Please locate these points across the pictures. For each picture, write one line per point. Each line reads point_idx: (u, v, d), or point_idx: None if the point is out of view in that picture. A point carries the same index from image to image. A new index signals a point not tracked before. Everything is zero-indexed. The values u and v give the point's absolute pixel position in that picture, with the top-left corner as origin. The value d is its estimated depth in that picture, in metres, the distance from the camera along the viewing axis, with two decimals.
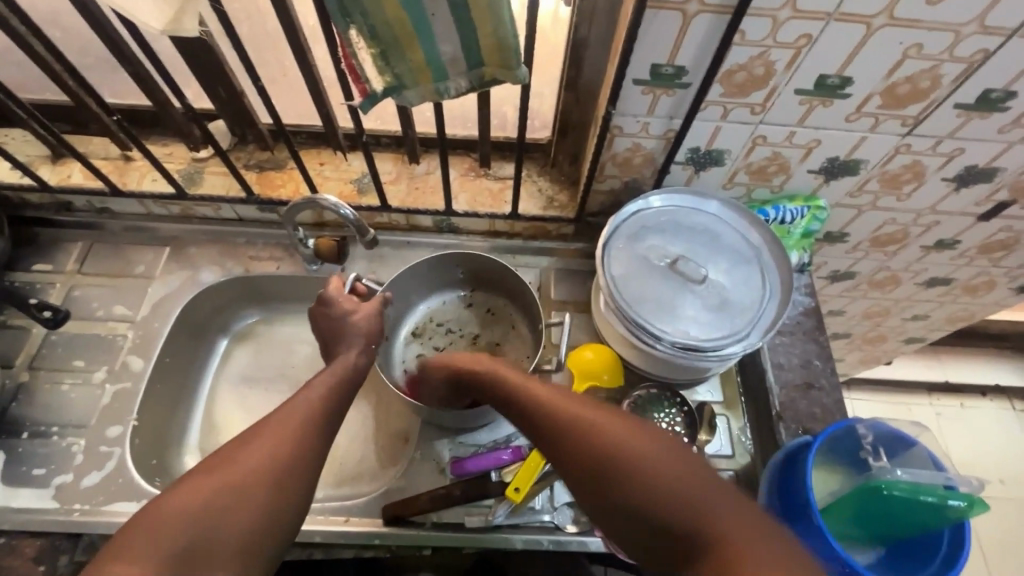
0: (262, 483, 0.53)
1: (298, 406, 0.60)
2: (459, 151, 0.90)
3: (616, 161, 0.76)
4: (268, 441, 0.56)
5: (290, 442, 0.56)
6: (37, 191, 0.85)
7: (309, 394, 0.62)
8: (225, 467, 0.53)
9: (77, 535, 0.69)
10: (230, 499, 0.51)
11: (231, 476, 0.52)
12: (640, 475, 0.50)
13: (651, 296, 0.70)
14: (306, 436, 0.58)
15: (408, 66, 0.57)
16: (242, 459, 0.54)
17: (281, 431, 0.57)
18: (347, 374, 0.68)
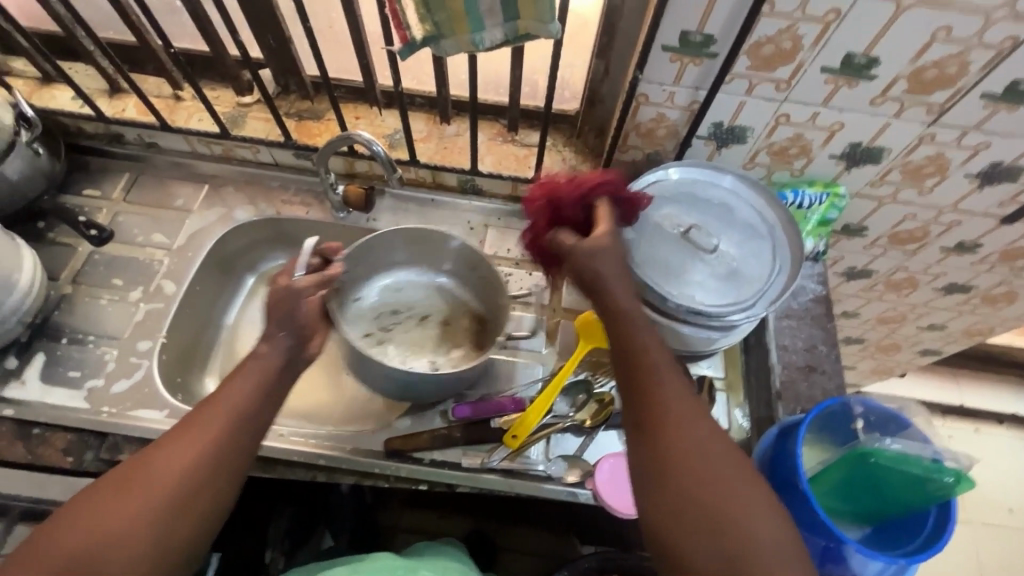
0: (140, 524, 0.49)
1: (214, 412, 0.55)
2: (488, 117, 0.93)
3: (640, 131, 0.78)
4: (167, 467, 0.52)
5: (192, 470, 0.52)
6: (94, 120, 0.92)
7: (223, 405, 0.56)
8: (113, 504, 0.50)
9: (104, 436, 0.74)
10: (108, 548, 0.48)
11: (111, 515, 0.49)
12: (688, 442, 0.51)
13: (662, 260, 0.71)
14: (212, 451, 0.53)
15: (446, 14, 0.60)
16: (136, 496, 0.50)
17: (184, 455, 0.52)
18: (285, 364, 0.61)
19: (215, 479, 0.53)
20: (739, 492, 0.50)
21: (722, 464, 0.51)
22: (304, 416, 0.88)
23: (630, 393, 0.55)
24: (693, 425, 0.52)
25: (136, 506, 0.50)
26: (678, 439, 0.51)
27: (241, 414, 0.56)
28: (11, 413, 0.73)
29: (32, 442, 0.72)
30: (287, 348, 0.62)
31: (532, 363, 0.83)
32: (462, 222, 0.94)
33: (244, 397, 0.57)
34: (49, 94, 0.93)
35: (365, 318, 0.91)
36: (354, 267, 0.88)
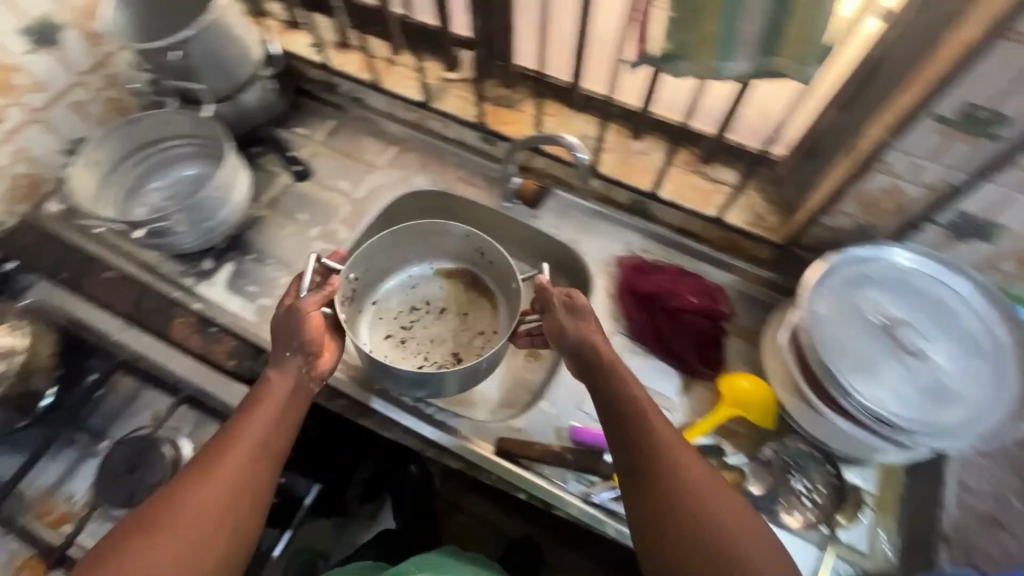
0: (178, 562, 0.51)
1: (243, 445, 0.58)
2: (680, 143, 0.88)
3: (861, 198, 0.69)
4: (204, 503, 0.54)
5: (229, 495, 0.55)
6: (322, 68, 1.02)
7: (253, 434, 0.59)
8: (156, 543, 0.51)
9: (261, 350, 0.82)
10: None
11: (147, 563, 0.50)
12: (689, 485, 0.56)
13: (851, 350, 0.63)
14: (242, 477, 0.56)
15: (696, 36, 0.57)
16: (178, 532, 0.52)
17: (217, 486, 0.55)
18: (296, 385, 0.64)
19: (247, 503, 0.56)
20: (747, 537, 0.54)
21: (726, 520, 0.55)
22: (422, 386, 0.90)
23: (645, 486, 0.58)
24: (689, 465, 0.57)
25: (180, 546, 0.51)
26: (680, 503, 0.55)
27: (263, 436, 0.59)
28: (199, 307, 0.84)
29: (208, 338, 0.82)
30: (297, 372, 0.65)
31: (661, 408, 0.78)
32: (621, 241, 0.91)
33: (262, 428, 0.60)
34: (291, 38, 1.04)
35: (380, 320, 0.93)
36: (367, 271, 0.91)
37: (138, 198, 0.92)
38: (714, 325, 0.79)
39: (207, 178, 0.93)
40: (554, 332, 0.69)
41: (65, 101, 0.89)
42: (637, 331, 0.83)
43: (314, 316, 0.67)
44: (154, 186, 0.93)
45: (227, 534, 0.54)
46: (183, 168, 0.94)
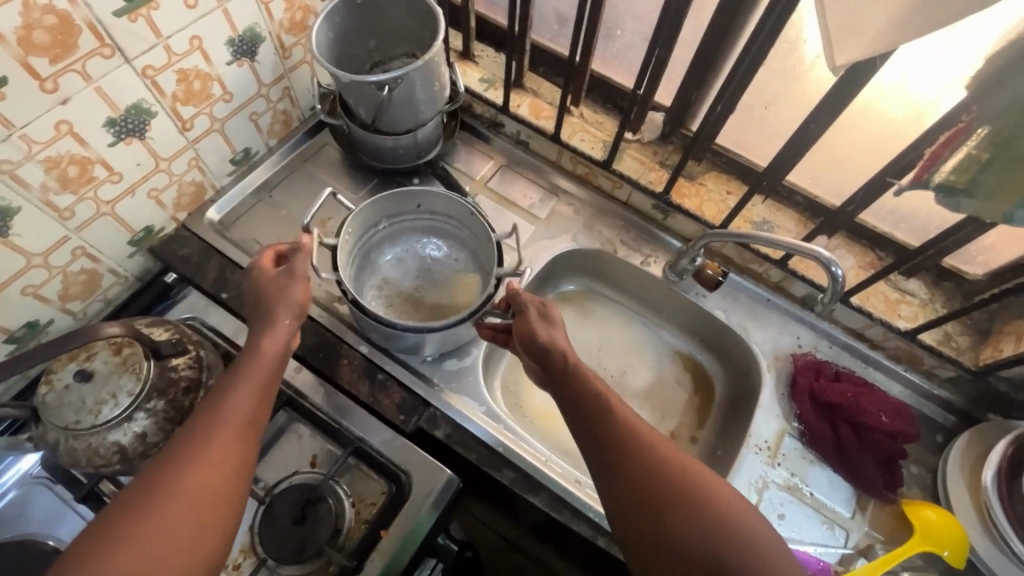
0: (180, 543, 0.46)
1: (235, 412, 0.54)
2: (864, 244, 0.87)
3: None
4: (219, 474, 0.50)
5: (232, 471, 0.52)
6: (492, 106, 0.98)
7: (242, 402, 0.55)
8: (161, 509, 0.47)
9: (428, 406, 0.79)
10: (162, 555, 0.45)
11: (147, 542, 0.45)
12: (650, 445, 0.56)
13: None
14: (234, 439, 0.53)
15: (1002, 182, 0.55)
16: (190, 505, 0.48)
17: (229, 458, 0.52)
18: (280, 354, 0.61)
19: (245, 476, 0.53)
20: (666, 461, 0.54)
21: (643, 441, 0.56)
22: (569, 454, 0.87)
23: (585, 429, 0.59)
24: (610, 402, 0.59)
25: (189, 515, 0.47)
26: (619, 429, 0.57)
27: (260, 407, 0.57)
28: (366, 351, 0.83)
29: (375, 386, 0.79)
30: (287, 334, 0.62)
31: (837, 525, 0.76)
32: (791, 334, 0.89)
33: (258, 388, 0.57)
34: (463, 69, 1.01)
35: (389, 269, 0.90)
36: (397, 224, 0.89)
37: (371, 274, 0.89)
38: (897, 446, 0.77)
39: (456, 269, 0.90)
40: (526, 336, 0.67)
41: (244, 113, 0.86)
42: (812, 437, 0.80)
43: (302, 286, 0.65)
44: (390, 251, 0.91)
45: (224, 507, 0.50)
46: (421, 244, 0.92)
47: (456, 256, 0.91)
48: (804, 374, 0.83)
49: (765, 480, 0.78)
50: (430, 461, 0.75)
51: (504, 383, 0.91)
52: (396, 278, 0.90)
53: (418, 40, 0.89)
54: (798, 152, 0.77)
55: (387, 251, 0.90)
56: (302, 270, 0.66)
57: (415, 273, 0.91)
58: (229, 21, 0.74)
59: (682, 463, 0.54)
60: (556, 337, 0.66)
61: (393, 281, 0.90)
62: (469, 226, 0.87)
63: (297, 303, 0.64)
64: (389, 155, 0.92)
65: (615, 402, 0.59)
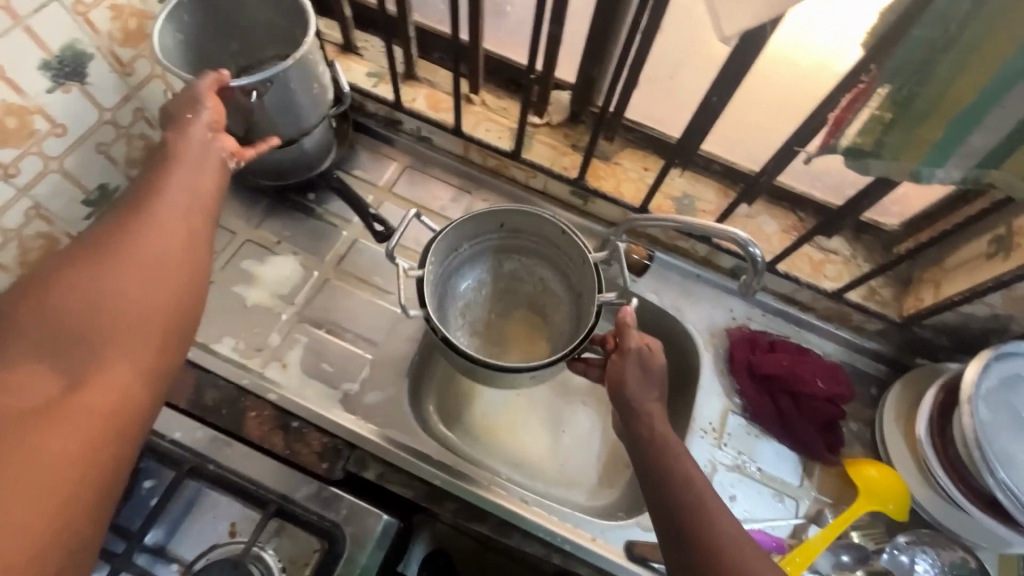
0: (122, 316, 0.44)
1: (169, 197, 0.51)
2: (785, 206, 0.84)
3: (1010, 295, 0.67)
4: (160, 240, 0.48)
5: (177, 247, 0.48)
6: (384, 103, 0.89)
7: (180, 182, 0.53)
8: (95, 277, 0.44)
9: (353, 447, 0.72)
10: (100, 322, 0.43)
11: (85, 304, 0.43)
12: (729, 547, 0.50)
13: (1019, 458, 0.63)
14: (175, 221, 0.50)
15: (907, 139, 0.52)
16: (125, 274, 0.45)
17: (169, 230, 0.49)
18: (205, 147, 0.57)
19: (195, 254, 0.49)
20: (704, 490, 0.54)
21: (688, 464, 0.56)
22: (518, 466, 0.83)
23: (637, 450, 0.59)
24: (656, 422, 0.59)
25: (131, 288, 0.45)
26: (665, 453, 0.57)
27: (201, 193, 0.54)
28: (275, 399, 0.73)
29: (290, 437, 0.71)
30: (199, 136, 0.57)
31: (787, 496, 0.76)
32: (724, 308, 0.86)
33: (195, 183, 0.54)
34: (346, 65, 0.91)
35: (469, 294, 0.83)
36: (475, 248, 0.80)
37: (451, 303, 0.81)
38: (835, 408, 0.77)
39: (544, 290, 0.82)
40: (614, 382, 0.62)
41: (88, 145, 0.74)
42: (754, 412, 0.79)
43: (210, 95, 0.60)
44: (470, 276, 0.82)
45: (169, 280, 0.47)
46: (503, 262, 0.83)
47: (543, 276, 0.82)
48: (740, 350, 0.81)
49: (714, 463, 0.77)
50: (362, 506, 0.67)
51: (439, 403, 0.85)
52: (478, 303, 0.83)
53: (290, 37, 0.78)
54: (707, 122, 0.72)
55: (466, 274, 0.82)
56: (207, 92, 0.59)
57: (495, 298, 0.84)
58: (36, 41, 0.62)
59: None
60: (649, 399, 0.61)
61: (473, 307, 0.83)
62: (553, 248, 0.77)
63: (229, 147, 0.60)
64: (273, 171, 0.80)
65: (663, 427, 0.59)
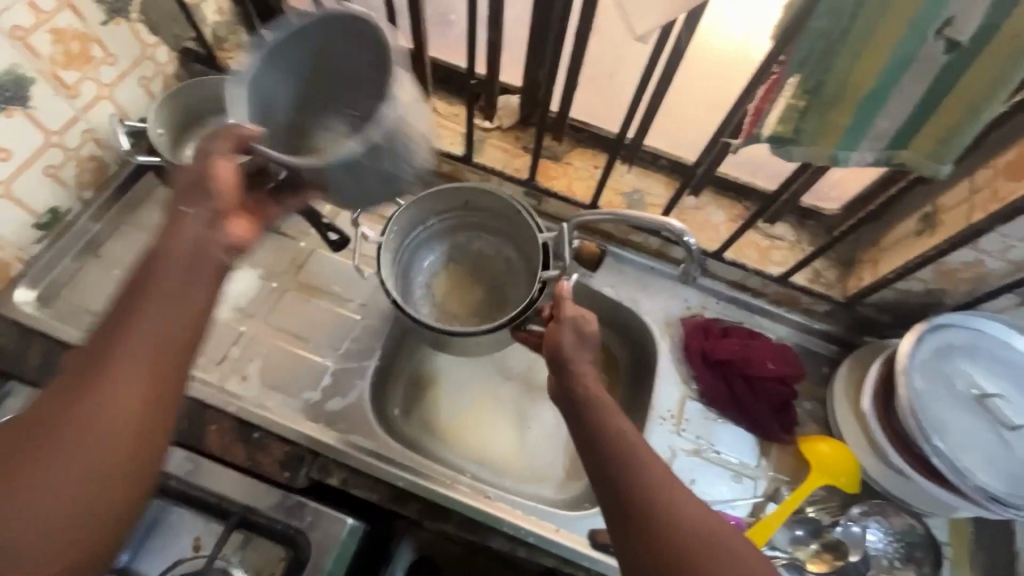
0: (59, 522, 0.40)
1: (126, 356, 0.44)
2: (731, 196, 0.87)
3: (940, 269, 0.70)
4: (107, 426, 0.42)
5: (127, 437, 0.43)
6: None
7: (140, 334, 0.44)
8: (37, 478, 0.40)
9: (316, 455, 0.73)
10: (35, 528, 0.40)
11: (19, 510, 0.40)
12: (654, 503, 0.50)
13: (954, 426, 0.66)
14: (129, 396, 0.43)
15: (821, 126, 0.54)
16: (66, 472, 0.41)
17: (117, 408, 0.43)
18: (203, 247, 0.48)
19: (149, 442, 0.44)
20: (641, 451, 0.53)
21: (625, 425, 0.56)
22: (486, 465, 0.84)
23: (574, 416, 0.58)
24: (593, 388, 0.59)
25: (72, 492, 0.41)
26: (602, 416, 0.57)
27: (172, 345, 0.45)
28: (236, 412, 0.73)
29: (252, 448, 0.71)
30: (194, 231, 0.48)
31: (746, 476, 0.78)
32: (679, 298, 0.89)
33: (159, 332, 0.45)
34: None
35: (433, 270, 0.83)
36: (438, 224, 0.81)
37: (416, 279, 0.82)
38: (787, 389, 0.79)
39: (506, 264, 0.83)
40: (552, 347, 0.62)
41: (36, 168, 0.74)
42: (710, 397, 0.81)
43: (229, 168, 0.51)
44: (435, 253, 0.83)
45: (116, 480, 0.42)
46: (466, 240, 0.83)
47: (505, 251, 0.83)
48: (693, 336, 0.84)
49: (673, 449, 0.79)
50: (326, 510, 0.67)
51: (406, 407, 0.86)
52: (444, 278, 0.84)
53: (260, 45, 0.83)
54: (646, 119, 0.75)
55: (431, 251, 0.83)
56: (233, 153, 0.52)
57: (459, 274, 0.84)
58: None
59: (681, 540, 0.48)
60: (583, 361, 0.62)
61: (438, 284, 0.83)
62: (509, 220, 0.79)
63: (233, 235, 0.51)
64: None
65: (599, 392, 0.59)
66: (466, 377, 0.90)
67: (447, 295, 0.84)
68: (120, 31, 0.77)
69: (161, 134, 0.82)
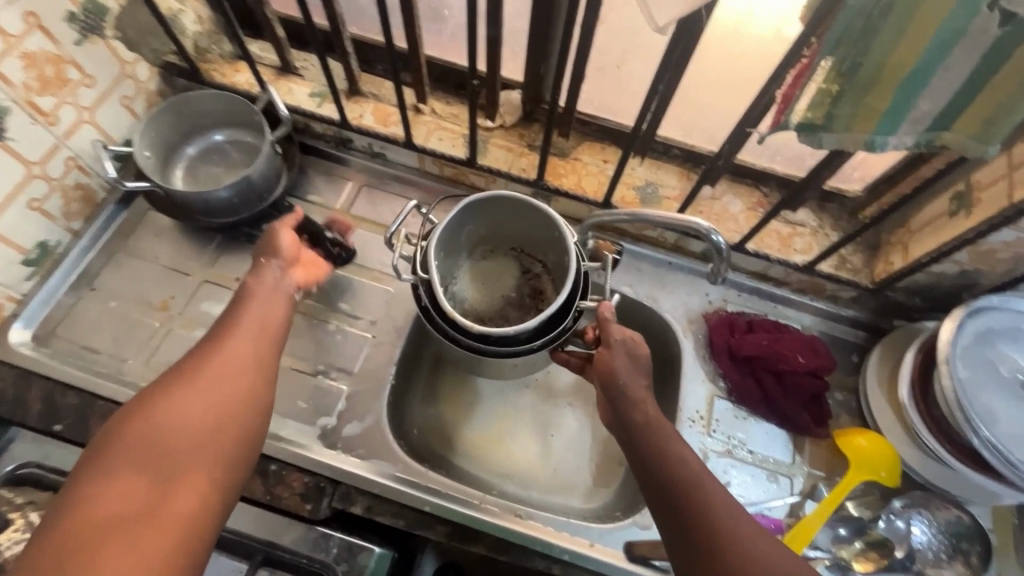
0: (213, 419, 0.51)
1: (251, 317, 0.59)
2: (748, 183, 0.84)
3: (978, 251, 0.67)
4: (238, 356, 0.55)
5: (255, 369, 0.56)
6: (331, 123, 0.86)
7: (258, 306, 0.61)
8: (195, 389, 0.51)
9: (338, 483, 0.70)
10: (195, 427, 0.50)
11: (187, 411, 0.50)
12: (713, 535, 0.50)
13: (1001, 415, 0.63)
14: (256, 340, 0.58)
15: (856, 111, 0.51)
16: (215, 387, 0.52)
17: (244, 349, 0.56)
18: (278, 288, 0.64)
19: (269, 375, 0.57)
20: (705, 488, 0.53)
21: (688, 460, 0.56)
22: (511, 479, 0.81)
23: (637, 450, 0.58)
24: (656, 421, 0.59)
25: (220, 399, 0.52)
26: (664, 449, 0.56)
27: (277, 316, 0.62)
28: None
29: (270, 481, 0.68)
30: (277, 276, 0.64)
31: (781, 475, 0.75)
32: (700, 293, 0.86)
33: (267, 306, 0.61)
34: (287, 87, 0.87)
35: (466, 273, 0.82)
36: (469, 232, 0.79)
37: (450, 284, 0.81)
38: (819, 382, 0.76)
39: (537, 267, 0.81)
40: (604, 373, 0.63)
41: (20, 202, 0.70)
42: (739, 394, 0.78)
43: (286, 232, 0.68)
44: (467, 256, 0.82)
45: (249, 395, 0.54)
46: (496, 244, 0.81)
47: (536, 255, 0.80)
48: (718, 331, 0.81)
49: (705, 452, 0.76)
50: (352, 542, 0.65)
51: (426, 423, 0.84)
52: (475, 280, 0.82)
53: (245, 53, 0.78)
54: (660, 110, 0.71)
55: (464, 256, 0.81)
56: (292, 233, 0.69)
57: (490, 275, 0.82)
58: None
59: None
60: (638, 386, 0.62)
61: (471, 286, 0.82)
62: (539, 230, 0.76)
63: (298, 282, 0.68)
64: (223, 209, 0.76)
65: (661, 424, 0.59)
66: (485, 387, 0.87)
67: (484, 275, 0.83)
68: (97, 50, 0.73)
69: (148, 157, 0.78)
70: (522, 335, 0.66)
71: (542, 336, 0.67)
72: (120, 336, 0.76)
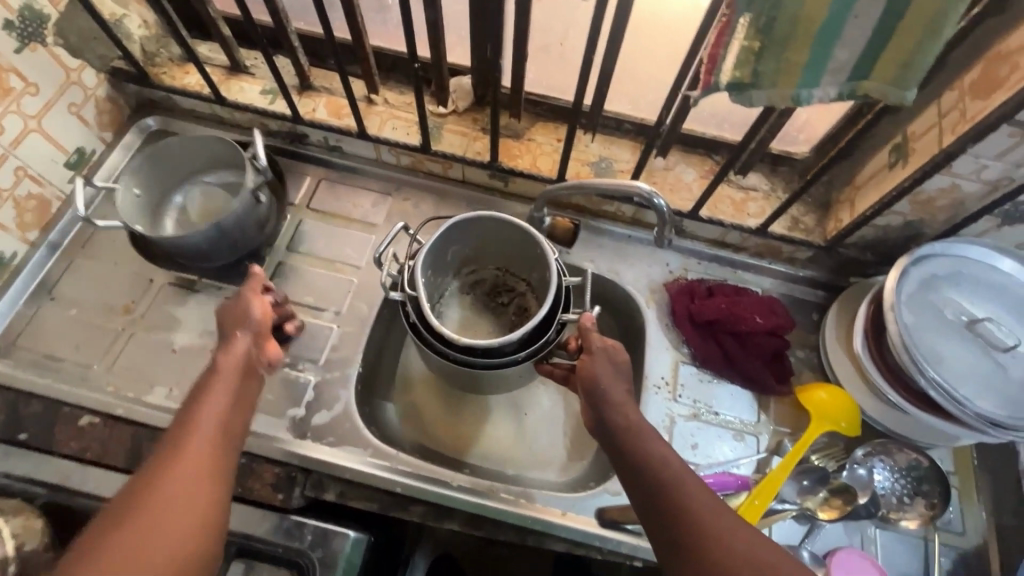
0: (183, 523, 0.47)
1: (216, 403, 0.55)
2: (699, 152, 0.86)
3: (917, 199, 0.69)
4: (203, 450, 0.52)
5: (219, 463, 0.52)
6: (285, 118, 0.86)
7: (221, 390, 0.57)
8: (161, 494, 0.48)
9: (309, 471, 0.71)
10: (168, 534, 0.46)
11: (156, 518, 0.46)
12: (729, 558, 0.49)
13: (947, 357, 0.65)
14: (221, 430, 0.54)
15: (779, 66, 0.52)
16: (184, 488, 0.49)
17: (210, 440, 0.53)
18: (246, 365, 0.60)
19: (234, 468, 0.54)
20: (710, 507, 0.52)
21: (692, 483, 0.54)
22: (487, 458, 0.82)
23: (638, 479, 0.56)
24: (653, 443, 0.57)
25: (188, 500, 0.48)
26: (667, 476, 0.54)
27: (241, 400, 0.58)
28: None
29: (241, 474, 0.69)
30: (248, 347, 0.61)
31: (748, 434, 0.77)
32: (661, 263, 0.87)
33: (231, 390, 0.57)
34: (237, 86, 0.87)
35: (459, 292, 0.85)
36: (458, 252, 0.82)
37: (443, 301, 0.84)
38: (778, 341, 0.78)
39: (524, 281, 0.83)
40: (588, 381, 0.62)
41: None
42: (703, 359, 0.80)
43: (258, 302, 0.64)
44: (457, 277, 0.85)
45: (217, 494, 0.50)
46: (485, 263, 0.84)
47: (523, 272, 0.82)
48: (679, 299, 0.82)
49: (672, 417, 0.78)
50: (326, 527, 0.66)
51: (399, 410, 0.85)
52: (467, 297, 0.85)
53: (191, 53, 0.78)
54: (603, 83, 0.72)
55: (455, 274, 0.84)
56: (255, 292, 0.64)
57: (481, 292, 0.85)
58: None
59: None
60: (623, 391, 0.61)
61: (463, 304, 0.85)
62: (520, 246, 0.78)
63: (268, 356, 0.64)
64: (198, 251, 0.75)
65: (660, 445, 0.57)
66: None
67: (475, 292, 0.86)
68: (38, 58, 0.72)
69: (136, 195, 0.80)
70: (506, 347, 0.68)
71: (526, 348, 0.69)
72: (84, 343, 0.76)
